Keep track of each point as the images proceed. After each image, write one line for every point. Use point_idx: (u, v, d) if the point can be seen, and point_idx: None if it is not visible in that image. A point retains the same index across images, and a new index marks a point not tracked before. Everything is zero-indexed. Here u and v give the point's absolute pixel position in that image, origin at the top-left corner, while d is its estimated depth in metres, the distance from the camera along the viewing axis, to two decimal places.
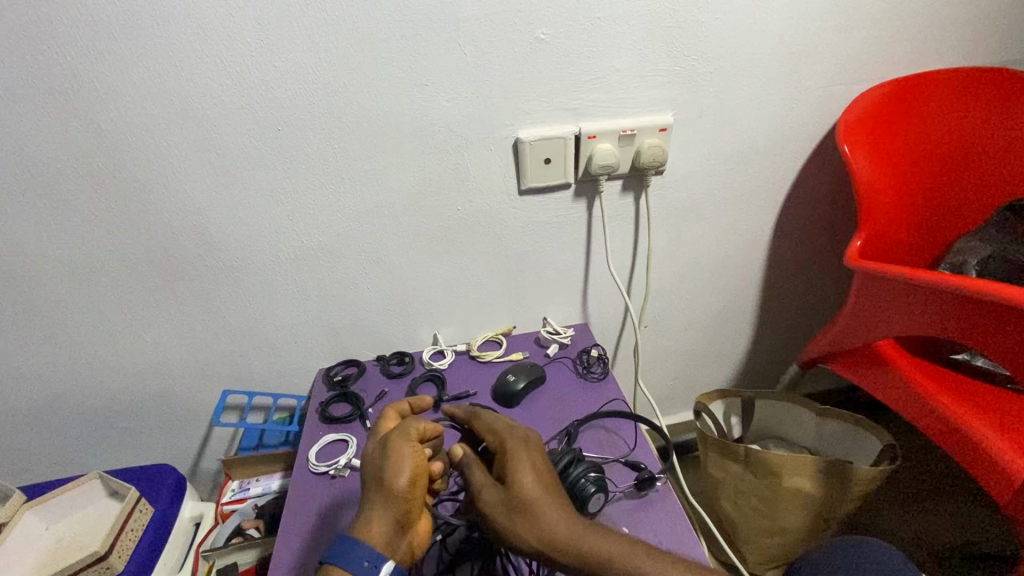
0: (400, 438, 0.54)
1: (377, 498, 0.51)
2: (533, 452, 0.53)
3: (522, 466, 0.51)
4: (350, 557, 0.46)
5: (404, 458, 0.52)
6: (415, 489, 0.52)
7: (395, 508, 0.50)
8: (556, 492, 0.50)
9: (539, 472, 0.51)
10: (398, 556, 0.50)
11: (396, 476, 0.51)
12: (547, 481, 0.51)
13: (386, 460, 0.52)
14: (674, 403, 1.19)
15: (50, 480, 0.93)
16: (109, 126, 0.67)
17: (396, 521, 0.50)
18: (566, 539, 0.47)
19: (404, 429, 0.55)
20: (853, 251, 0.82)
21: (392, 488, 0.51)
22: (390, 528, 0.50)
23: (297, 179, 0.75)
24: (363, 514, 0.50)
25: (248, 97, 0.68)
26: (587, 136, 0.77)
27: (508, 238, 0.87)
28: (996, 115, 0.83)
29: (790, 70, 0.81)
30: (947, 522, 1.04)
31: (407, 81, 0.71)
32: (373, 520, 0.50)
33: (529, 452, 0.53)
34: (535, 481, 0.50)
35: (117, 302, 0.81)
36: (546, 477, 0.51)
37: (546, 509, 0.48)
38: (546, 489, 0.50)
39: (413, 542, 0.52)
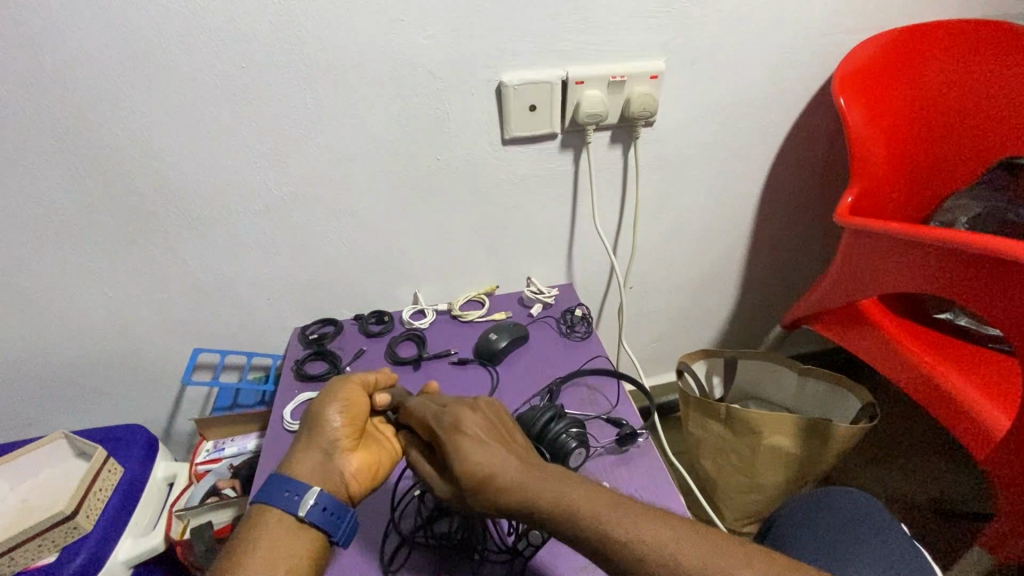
0: (337, 379, 0.59)
1: (304, 434, 0.55)
2: (469, 430, 0.49)
3: (458, 451, 0.47)
4: (277, 489, 0.50)
5: (334, 395, 0.56)
6: (345, 421, 0.55)
7: (325, 439, 0.54)
8: (499, 456, 0.47)
9: (475, 452, 0.47)
10: (326, 483, 0.52)
11: (325, 410, 0.55)
12: (487, 455, 0.47)
13: (320, 398, 0.57)
14: (659, 365, 1.19)
15: (15, 441, 0.90)
16: (52, 57, 0.61)
17: (324, 451, 0.54)
18: (516, 500, 0.45)
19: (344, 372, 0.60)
20: (844, 208, 0.80)
21: (322, 420, 0.55)
22: (317, 456, 0.53)
23: (264, 121, 0.70)
24: (293, 451, 0.54)
25: (207, 28, 0.63)
26: (575, 82, 0.73)
27: (490, 192, 0.83)
28: (997, 65, 0.79)
29: (790, 14, 0.76)
30: (918, 482, 1.06)
31: (380, 15, 0.65)
32: (299, 453, 0.54)
33: (463, 435, 0.48)
34: (472, 461, 0.46)
35: (74, 255, 0.76)
36: (486, 448, 0.48)
37: (489, 480, 0.46)
38: (486, 461, 0.47)
39: (349, 473, 0.54)
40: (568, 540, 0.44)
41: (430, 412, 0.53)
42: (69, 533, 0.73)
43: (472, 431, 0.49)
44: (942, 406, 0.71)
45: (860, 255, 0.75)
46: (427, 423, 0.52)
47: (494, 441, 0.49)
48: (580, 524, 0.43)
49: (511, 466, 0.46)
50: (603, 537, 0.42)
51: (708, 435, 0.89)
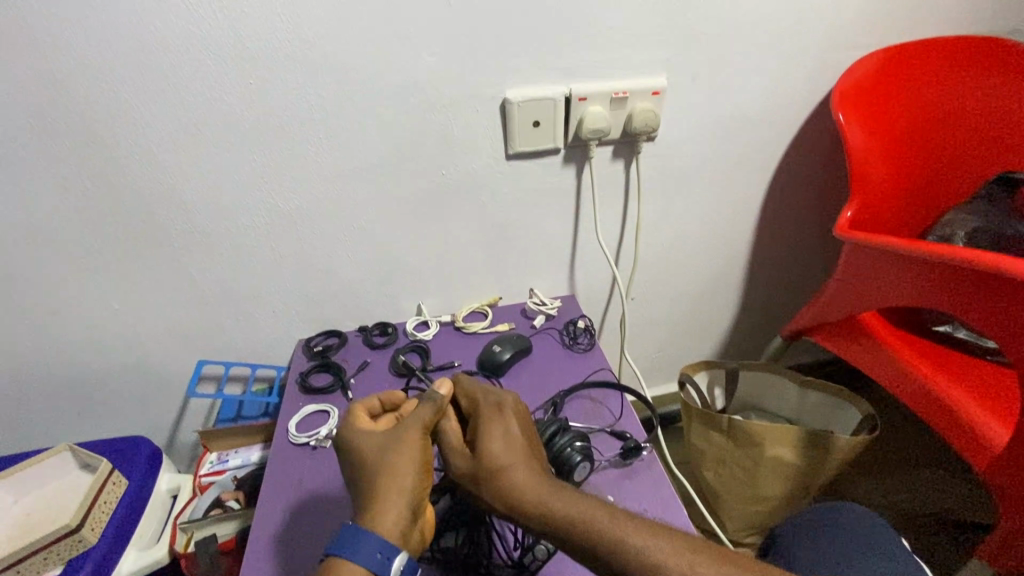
0: (415, 430, 0.51)
1: (386, 490, 0.47)
2: (510, 415, 0.52)
3: (493, 430, 0.50)
4: (360, 550, 0.43)
5: (417, 448, 0.49)
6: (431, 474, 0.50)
7: (409, 498, 0.47)
8: (529, 452, 0.49)
9: (512, 437, 0.50)
10: (411, 546, 0.46)
11: (413, 465, 0.48)
12: (520, 444, 0.49)
13: (399, 449, 0.49)
14: (660, 375, 1.19)
15: (18, 452, 0.90)
16: (64, 76, 0.62)
17: (412, 511, 0.47)
18: (531, 500, 0.46)
19: (416, 419, 0.52)
20: (843, 222, 0.81)
21: (409, 474, 0.48)
22: (405, 516, 0.46)
23: (271, 137, 0.71)
24: (369, 509, 0.46)
25: (217, 46, 0.63)
26: (578, 98, 0.74)
27: (494, 205, 0.84)
28: (993, 83, 0.81)
29: (789, 32, 0.77)
30: (917, 492, 1.06)
31: (387, 34, 0.66)
32: (387, 515, 0.46)
33: (505, 416, 0.51)
34: (507, 444, 0.49)
35: (81, 268, 0.77)
36: (519, 437, 0.50)
37: (515, 468, 0.47)
38: (514, 452, 0.49)
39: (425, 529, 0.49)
40: (579, 554, 0.44)
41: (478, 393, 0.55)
42: (74, 546, 0.73)
43: (511, 424, 0.51)
44: (941, 417, 0.72)
45: (859, 269, 0.76)
46: (471, 397, 0.55)
47: (527, 436, 0.51)
48: (594, 536, 0.44)
49: (532, 466, 0.48)
50: (616, 553, 0.43)
51: (710, 446, 0.90)
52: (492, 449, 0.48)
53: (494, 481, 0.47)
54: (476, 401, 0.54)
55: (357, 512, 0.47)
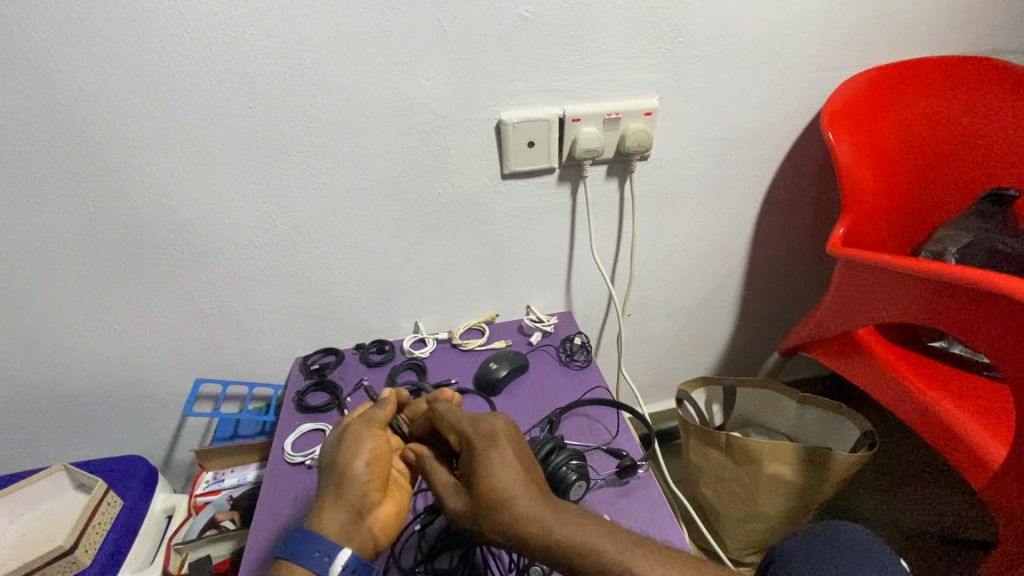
0: (360, 427, 0.57)
1: (330, 490, 0.53)
2: (503, 443, 0.50)
3: (488, 462, 0.48)
4: (305, 554, 0.48)
5: (360, 442, 0.56)
6: (376, 471, 0.55)
7: (350, 491, 0.53)
8: (528, 479, 0.47)
9: (507, 462, 0.48)
10: (357, 542, 0.51)
11: (354, 463, 0.54)
12: (517, 473, 0.47)
13: (345, 446, 0.56)
14: (658, 391, 1.19)
15: (15, 473, 0.90)
16: (69, 103, 0.64)
17: (355, 508, 0.52)
18: (535, 532, 0.44)
19: (364, 418, 0.59)
20: (836, 239, 0.82)
21: (354, 471, 0.54)
22: (345, 512, 0.52)
23: (270, 159, 0.72)
24: (317, 504, 0.53)
25: (217, 71, 0.65)
26: (571, 119, 0.75)
27: (490, 224, 0.85)
28: (980, 103, 0.83)
29: (777, 55, 0.79)
30: (919, 510, 1.05)
31: (386, 59, 0.68)
32: (328, 512, 0.52)
33: (498, 446, 0.49)
34: (503, 474, 0.47)
35: (81, 288, 0.78)
36: (516, 463, 0.48)
37: (516, 498, 0.45)
38: (514, 482, 0.47)
39: (377, 527, 0.54)
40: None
41: (465, 422, 0.53)
42: (67, 568, 0.73)
43: (506, 453, 0.49)
44: (939, 435, 0.71)
45: (854, 286, 0.77)
46: (457, 430, 0.53)
47: (523, 461, 0.49)
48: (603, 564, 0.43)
49: (534, 494, 0.46)
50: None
51: (709, 464, 0.89)
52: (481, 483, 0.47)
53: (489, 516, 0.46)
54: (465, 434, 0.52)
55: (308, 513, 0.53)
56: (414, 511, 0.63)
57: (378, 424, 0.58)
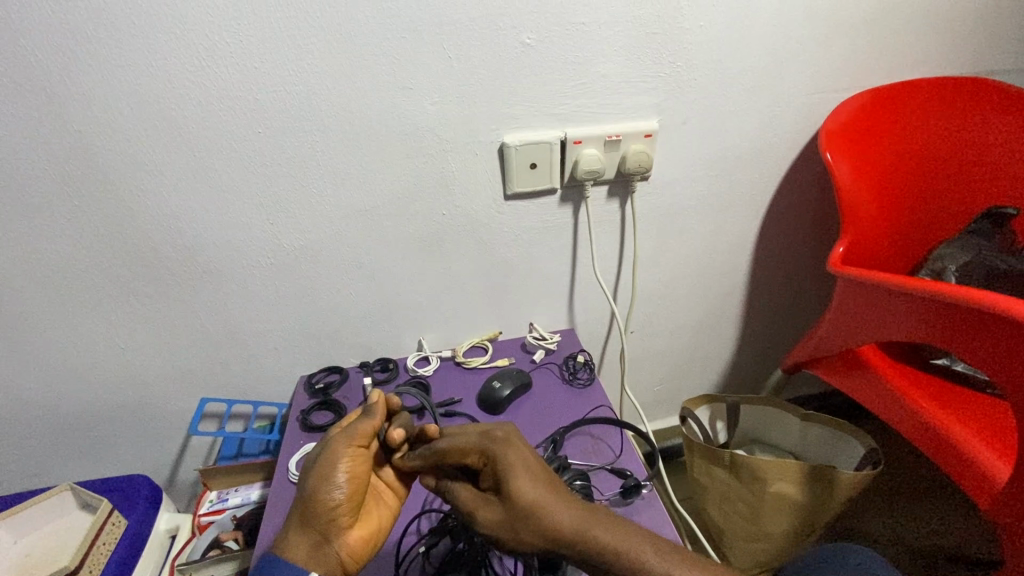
0: (338, 446, 0.55)
1: (297, 512, 0.54)
2: (521, 445, 0.52)
3: (516, 468, 0.49)
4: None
5: (334, 467, 0.54)
6: (345, 498, 0.54)
7: (319, 519, 0.54)
8: (553, 482, 0.50)
9: (530, 467, 0.50)
10: (323, 566, 0.53)
11: (318, 489, 0.53)
12: (543, 476, 0.50)
13: (319, 469, 0.54)
14: (662, 408, 1.19)
15: (21, 492, 0.91)
16: (83, 130, 0.65)
17: (319, 533, 0.54)
18: (571, 531, 0.46)
19: (344, 435, 0.56)
20: (836, 257, 0.83)
21: (320, 497, 0.53)
22: (313, 537, 0.54)
23: (277, 182, 0.74)
24: (289, 525, 0.54)
25: (227, 97, 0.67)
26: (573, 141, 0.77)
27: (494, 243, 0.86)
28: (977, 122, 0.84)
29: (774, 77, 0.81)
30: (927, 528, 1.04)
31: (391, 85, 0.70)
32: (295, 535, 0.53)
33: (519, 450, 0.51)
34: (531, 483, 0.49)
35: (91, 309, 0.79)
36: (539, 471, 0.50)
37: (551, 502, 0.48)
38: (544, 486, 0.49)
39: (345, 552, 0.55)
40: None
41: (476, 435, 0.53)
42: None
43: (529, 458, 0.51)
44: (944, 453, 0.71)
45: (854, 304, 0.77)
46: (471, 446, 0.52)
47: (544, 466, 0.51)
48: (642, 567, 0.45)
49: (563, 498, 0.48)
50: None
51: (713, 482, 0.89)
52: (512, 494, 0.48)
53: (523, 525, 0.47)
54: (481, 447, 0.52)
55: (282, 530, 0.55)
56: (418, 532, 0.63)
57: (358, 442, 0.56)
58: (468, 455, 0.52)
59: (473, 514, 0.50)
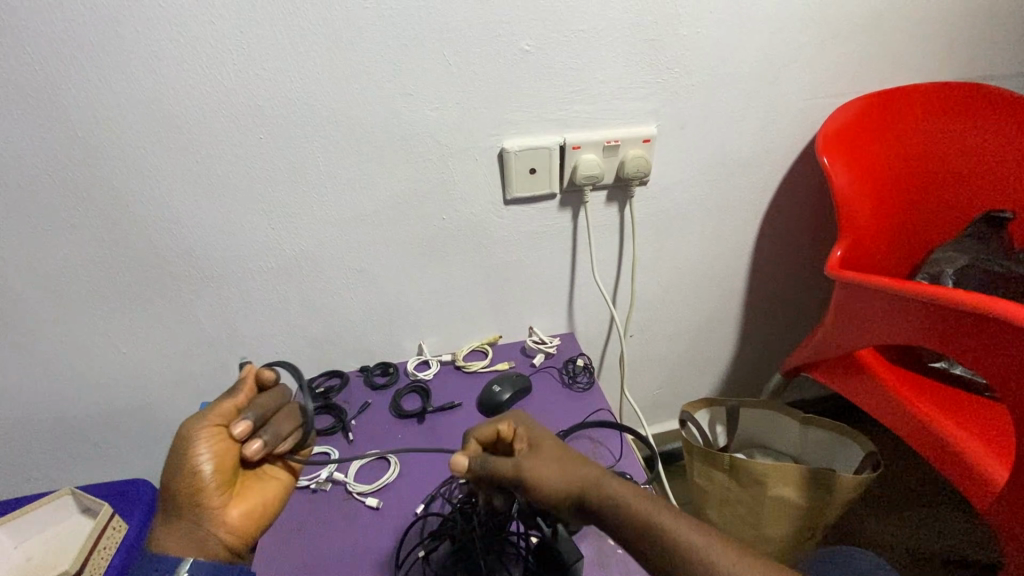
0: (194, 428, 0.58)
1: (165, 498, 0.57)
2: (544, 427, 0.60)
3: (547, 439, 0.57)
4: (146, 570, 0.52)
5: (190, 450, 0.57)
6: (209, 477, 0.57)
7: (189, 501, 0.56)
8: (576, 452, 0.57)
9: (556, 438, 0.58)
10: (200, 547, 0.55)
11: (183, 474, 0.57)
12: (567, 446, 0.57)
13: (177, 453, 0.57)
14: (661, 412, 1.19)
15: (22, 497, 0.91)
16: (87, 137, 0.66)
17: (190, 518, 0.56)
18: (598, 482, 0.53)
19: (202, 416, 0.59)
20: (833, 261, 0.83)
21: (186, 482, 0.56)
22: (187, 522, 0.56)
23: (277, 187, 0.74)
24: (163, 514, 0.57)
25: (229, 104, 0.67)
26: (571, 147, 0.78)
27: (493, 248, 0.86)
28: (973, 127, 0.85)
29: (771, 84, 0.82)
30: (927, 532, 1.04)
31: (390, 91, 0.70)
32: (166, 524, 0.56)
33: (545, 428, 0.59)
34: (556, 447, 0.56)
35: (93, 314, 0.79)
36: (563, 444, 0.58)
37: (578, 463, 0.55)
38: (570, 452, 0.56)
39: (222, 531, 0.57)
40: (648, 546, 0.49)
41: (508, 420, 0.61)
42: None
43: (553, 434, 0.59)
44: (943, 456, 0.72)
45: (851, 308, 0.78)
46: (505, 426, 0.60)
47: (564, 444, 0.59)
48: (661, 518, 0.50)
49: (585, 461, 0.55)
50: (683, 548, 0.48)
51: (713, 485, 0.90)
52: (547, 450, 0.55)
53: (556, 475, 0.53)
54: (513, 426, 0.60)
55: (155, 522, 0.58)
56: (419, 536, 0.64)
57: (216, 421, 0.59)
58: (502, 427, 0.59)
59: (516, 463, 0.54)
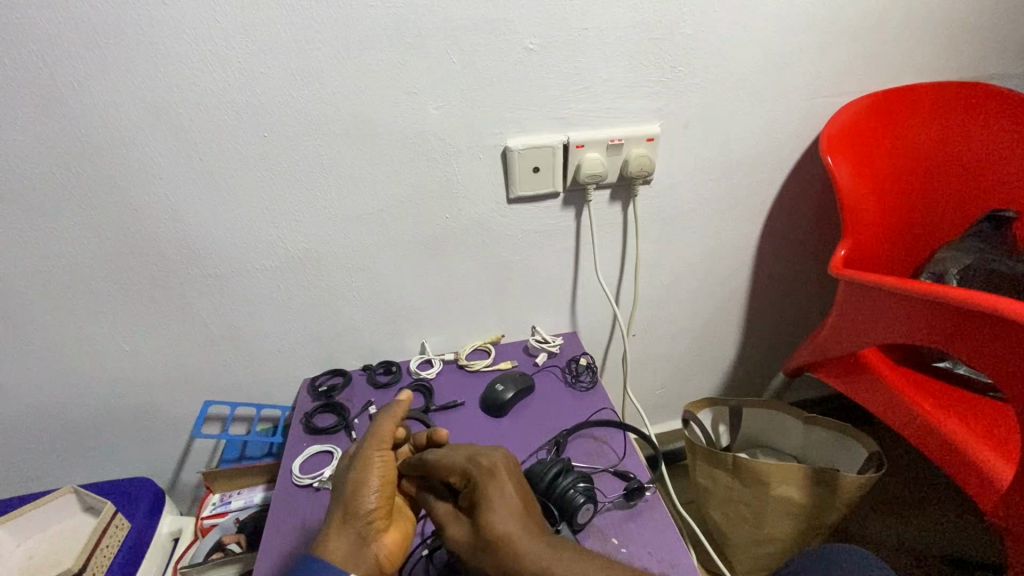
0: (372, 450, 0.58)
1: (339, 515, 0.55)
2: (503, 475, 0.52)
3: (491, 497, 0.50)
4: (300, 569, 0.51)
5: (372, 468, 0.57)
6: (376, 501, 0.55)
7: (357, 521, 0.55)
8: (524, 513, 0.50)
9: (506, 502, 0.50)
10: (364, 567, 0.53)
11: (359, 484, 0.56)
12: (516, 506, 0.50)
13: (357, 471, 0.57)
14: (663, 412, 1.19)
15: (24, 495, 0.91)
16: (93, 135, 0.66)
17: (358, 533, 0.54)
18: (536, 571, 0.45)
19: (375, 440, 0.59)
20: (837, 261, 0.83)
21: (354, 500, 0.55)
22: (352, 541, 0.54)
23: (281, 186, 0.74)
24: (324, 533, 0.55)
25: (233, 102, 0.67)
26: (575, 146, 0.77)
27: (496, 247, 0.86)
28: (977, 126, 0.85)
29: (776, 83, 0.81)
30: (931, 532, 1.04)
31: (394, 88, 0.70)
32: (332, 536, 0.54)
33: (499, 480, 0.52)
34: (503, 514, 0.49)
35: (96, 312, 0.79)
36: (514, 504, 0.50)
37: (513, 538, 0.47)
38: (514, 522, 0.49)
39: (384, 554, 0.55)
40: None
41: (461, 459, 0.54)
42: None
43: (507, 490, 0.51)
44: (947, 458, 0.71)
45: (854, 308, 0.78)
46: (456, 470, 0.54)
47: (522, 495, 0.52)
48: None
49: (530, 529, 0.48)
50: None
51: (716, 486, 0.90)
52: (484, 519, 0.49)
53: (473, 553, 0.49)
54: (465, 470, 0.54)
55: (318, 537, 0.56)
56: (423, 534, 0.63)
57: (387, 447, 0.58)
58: (452, 474, 0.55)
59: (446, 528, 0.53)
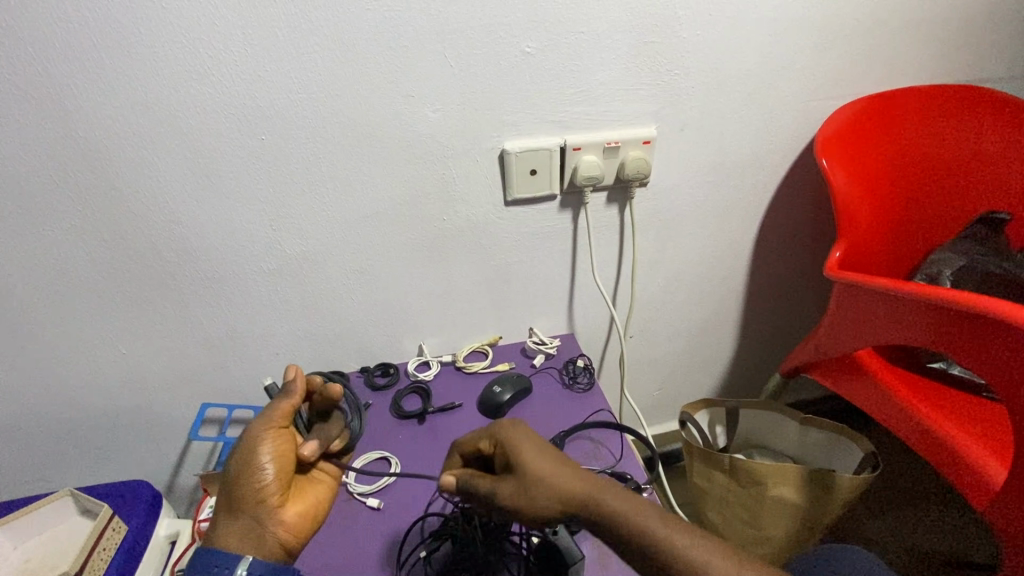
0: (259, 429, 0.59)
1: (230, 504, 0.56)
2: (527, 425, 0.55)
3: (524, 444, 0.53)
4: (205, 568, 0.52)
5: (262, 449, 0.58)
6: (270, 479, 0.57)
7: (251, 505, 0.56)
8: (557, 453, 0.53)
9: (537, 444, 0.53)
10: (262, 548, 0.55)
11: (248, 468, 0.57)
12: (549, 447, 0.53)
13: (245, 454, 0.58)
14: (660, 413, 1.20)
15: (21, 498, 0.91)
16: (90, 137, 0.66)
17: (252, 517, 0.56)
18: (584, 497, 0.49)
19: (263, 418, 0.60)
20: (832, 262, 0.83)
21: (245, 484, 0.56)
22: (248, 527, 0.55)
23: (278, 189, 0.74)
24: (218, 524, 0.56)
25: (230, 105, 0.67)
26: (572, 148, 0.78)
27: (494, 249, 0.87)
28: (969, 129, 0.86)
29: (771, 86, 0.82)
30: (927, 531, 1.05)
31: (391, 90, 0.70)
32: (224, 526, 0.55)
33: (523, 427, 0.55)
34: (541, 456, 0.51)
35: (93, 315, 0.79)
36: (546, 448, 0.53)
37: (556, 475, 0.50)
38: (552, 459, 0.51)
39: (284, 531, 0.57)
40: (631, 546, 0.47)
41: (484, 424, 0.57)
42: None
43: (535, 436, 0.54)
44: (942, 459, 0.72)
45: (850, 309, 0.78)
46: (483, 435, 0.56)
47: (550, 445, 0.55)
48: (652, 531, 0.47)
49: (568, 465, 0.51)
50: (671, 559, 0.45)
51: (712, 486, 0.90)
52: (528, 457, 0.51)
53: (528, 496, 0.49)
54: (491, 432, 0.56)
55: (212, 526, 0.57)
56: (420, 535, 0.64)
57: (277, 424, 0.60)
58: (481, 439, 0.56)
59: (492, 490, 0.51)
